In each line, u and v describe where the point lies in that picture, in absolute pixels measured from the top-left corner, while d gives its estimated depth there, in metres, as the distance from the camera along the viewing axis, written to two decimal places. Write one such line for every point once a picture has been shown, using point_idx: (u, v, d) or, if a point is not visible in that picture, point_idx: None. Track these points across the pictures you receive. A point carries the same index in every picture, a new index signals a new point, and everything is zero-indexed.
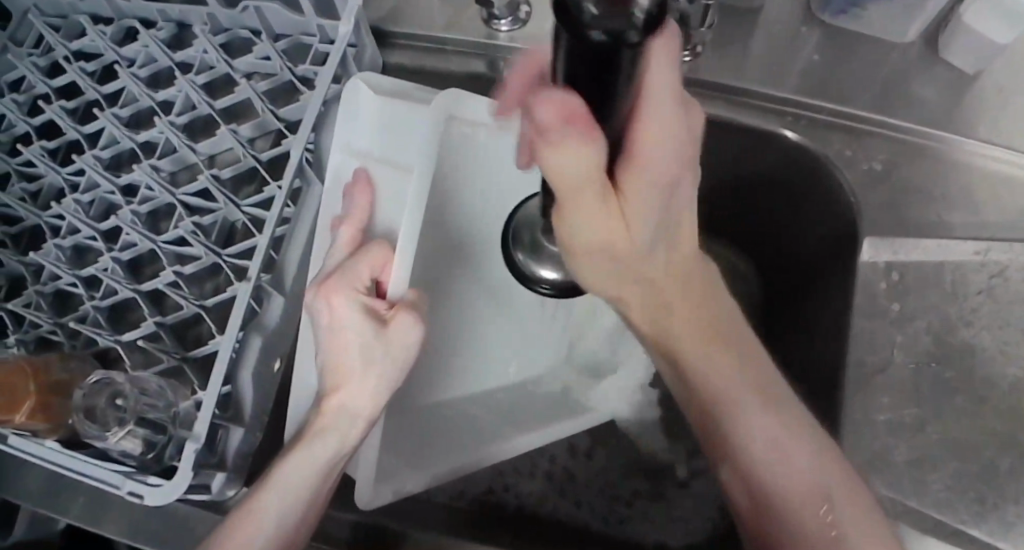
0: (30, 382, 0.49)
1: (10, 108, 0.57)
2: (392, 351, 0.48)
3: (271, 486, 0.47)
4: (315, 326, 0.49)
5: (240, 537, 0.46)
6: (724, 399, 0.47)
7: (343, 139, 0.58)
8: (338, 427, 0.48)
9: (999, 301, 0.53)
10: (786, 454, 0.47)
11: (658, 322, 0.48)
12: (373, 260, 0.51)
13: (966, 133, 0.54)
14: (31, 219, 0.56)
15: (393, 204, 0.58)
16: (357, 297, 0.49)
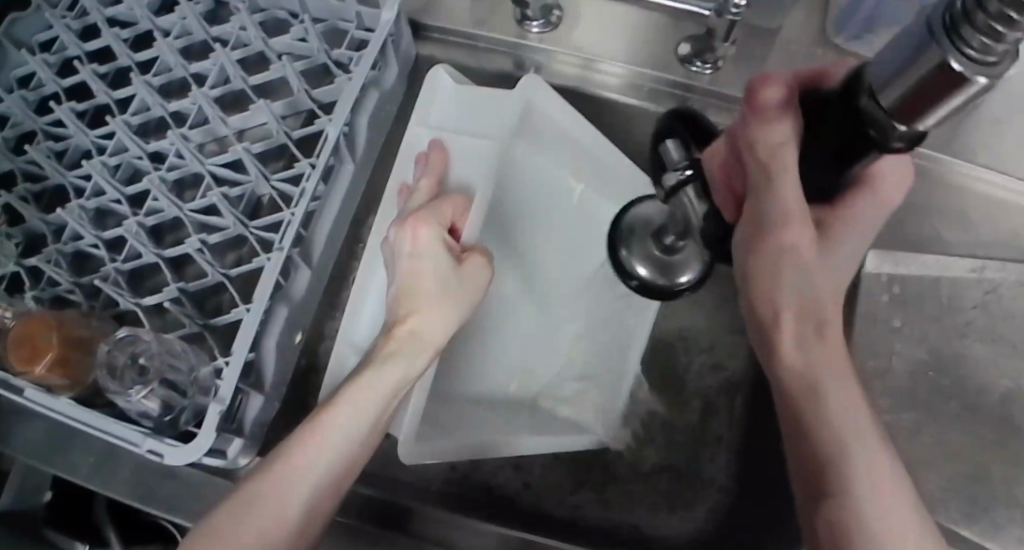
0: (53, 333, 0.49)
1: (40, 66, 0.57)
2: (467, 282, 0.54)
3: (339, 404, 0.49)
4: (395, 257, 0.54)
5: (302, 456, 0.47)
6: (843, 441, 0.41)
7: (421, 116, 0.64)
8: (405, 353, 0.51)
9: (991, 315, 0.57)
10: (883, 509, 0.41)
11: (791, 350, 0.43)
12: (452, 205, 0.57)
13: (964, 157, 0.57)
14: (54, 178, 0.56)
15: (470, 168, 0.63)
16: (441, 233, 0.54)
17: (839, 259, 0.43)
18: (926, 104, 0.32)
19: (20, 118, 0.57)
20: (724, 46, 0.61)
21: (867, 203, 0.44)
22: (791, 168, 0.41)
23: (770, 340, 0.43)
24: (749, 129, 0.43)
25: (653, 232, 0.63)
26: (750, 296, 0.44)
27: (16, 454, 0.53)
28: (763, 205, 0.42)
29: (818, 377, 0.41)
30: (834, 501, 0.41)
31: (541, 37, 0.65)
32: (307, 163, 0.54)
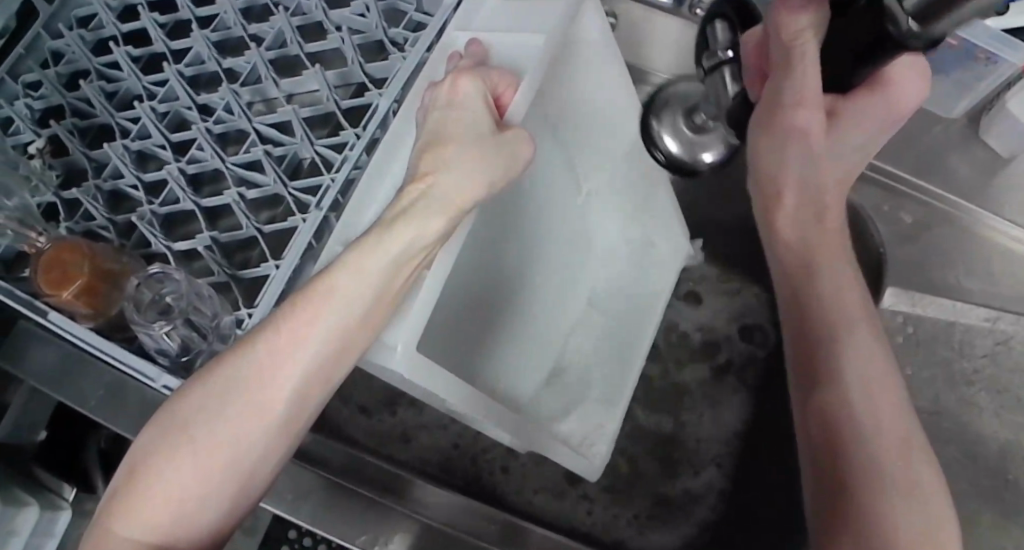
0: (85, 263, 0.49)
1: (102, 7, 0.58)
2: (507, 149, 0.48)
3: (326, 290, 0.44)
4: (431, 107, 0.51)
5: (292, 332, 0.44)
6: (828, 329, 0.47)
7: (461, 21, 0.56)
8: (420, 213, 0.45)
9: (1000, 366, 0.58)
10: (872, 402, 0.46)
11: (803, 238, 0.48)
12: (496, 76, 0.51)
13: (992, 210, 0.59)
14: (102, 117, 0.57)
15: (512, 47, 0.54)
16: (481, 89, 0.50)
17: (841, 149, 0.46)
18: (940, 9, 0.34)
19: (76, 56, 0.57)
20: None
21: (874, 105, 0.44)
22: (813, 57, 0.43)
23: (772, 219, 0.49)
24: (777, 22, 0.44)
25: (686, 107, 0.65)
26: (759, 165, 0.47)
27: (30, 377, 0.54)
28: (781, 90, 0.44)
29: (815, 264, 0.48)
30: (833, 389, 0.46)
31: None
32: (353, 133, 0.55)
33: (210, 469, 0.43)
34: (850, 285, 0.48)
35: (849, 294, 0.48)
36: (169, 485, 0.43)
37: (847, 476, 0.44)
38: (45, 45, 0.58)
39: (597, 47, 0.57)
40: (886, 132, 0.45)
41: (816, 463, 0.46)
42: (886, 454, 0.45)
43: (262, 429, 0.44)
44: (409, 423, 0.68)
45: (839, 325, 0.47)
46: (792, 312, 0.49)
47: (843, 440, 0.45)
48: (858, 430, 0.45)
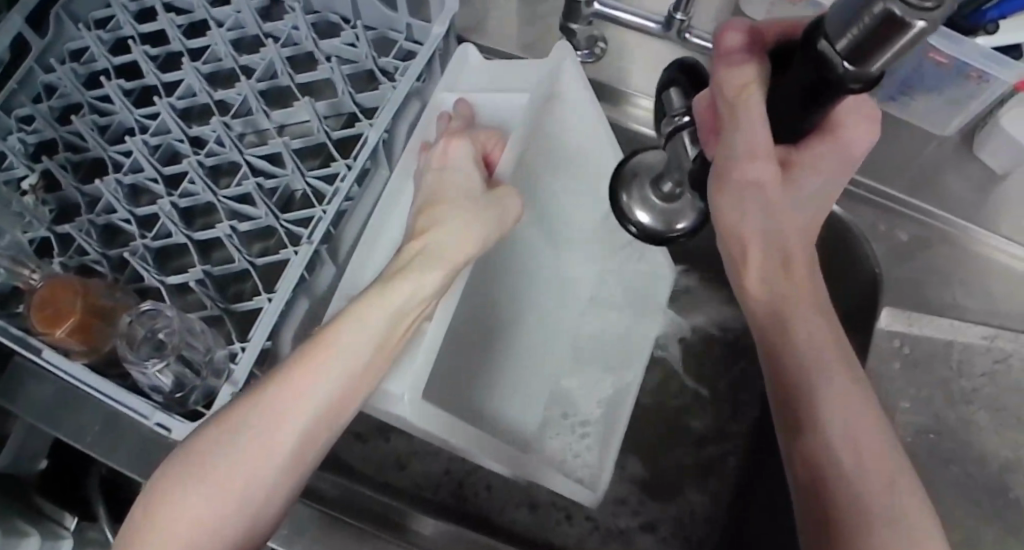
0: (78, 299, 0.50)
1: (94, 41, 0.58)
2: (499, 202, 0.51)
3: (327, 348, 0.44)
4: (427, 169, 0.55)
5: (303, 385, 0.44)
6: (804, 368, 0.44)
7: (448, 81, 0.59)
8: (417, 269, 0.47)
9: (997, 385, 0.58)
10: (858, 450, 0.42)
11: (774, 285, 0.45)
12: (484, 138, 0.56)
13: (989, 228, 0.59)
14: (94, 151, 0.57)
15: (502, 113, 0.59)
16: (472, 150, 0.54)
17: (797, 199, 0.43)
18: (868, 50, 0.30)
19: (68, 90, 0.57)
20: None
21: (829, 149, 0.42)
22: (756, 107, 0.39)
23: (738, 273, 0.46)
24: (715, 78, 0.41)
25: (652, 175, 0.55)
26: (719, 221, 0.43)
27: (26, 413, 0.54)
28: (730, 140, 0.41)
29: (785, 310, 0.45)
30: (813, 436, 0.43)
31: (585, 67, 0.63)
32: (344, 164, 0.54)
33: (226, 507, 0.42)
34: (828, 333, 0.44)
35: (836, 340, 0.45)
36: (188, 535, 0.42)
37: (838, 527, 0.41)
38: (38, 79, 0.58)
39: (577, 100, 0.60)
40: (841, 182, 0.44)
41: (817, 525, 0.42)
42: (878, 504, 0.41)
43: (268, 479, 0.43)
44: (404, 450, 0.68)
45: (816, 369, 0.44)
46: (778, 380, 0.45)
47: (828, 493, 0.42)
48: (842, 482, 0.42)
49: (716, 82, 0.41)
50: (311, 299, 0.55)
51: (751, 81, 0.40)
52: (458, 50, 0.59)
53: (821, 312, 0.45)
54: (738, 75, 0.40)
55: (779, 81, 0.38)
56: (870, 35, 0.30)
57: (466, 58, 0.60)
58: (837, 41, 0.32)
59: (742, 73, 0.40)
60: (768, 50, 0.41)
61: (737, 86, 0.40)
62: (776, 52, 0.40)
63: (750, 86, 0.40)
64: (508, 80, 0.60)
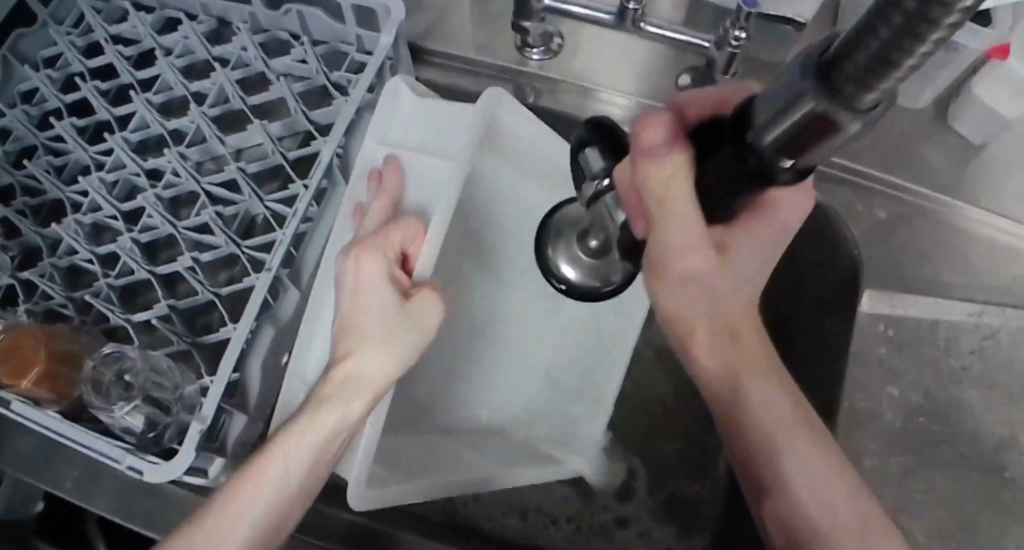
0: (41, 347, 0.49)
1: (43, 82, 0.57)
2: (415, 321, 0.49)
3: (266, 464, 0.46)
4: (339, 291, 0.50)
5: (227, 525, 0.44)
6: (769, 436, 0.44)
7: (377, 130, 0.58)
8: (341, 400, 0.47)
9: (988, 361, 0.57)
10: (833, 515, 0.43)
11: (728, 358, 0.44)
12: (403, 231, 0.52)
13: (969, 201, 0.57)
14: (52, 193, 0.56)
15: (431, 189, 0.58)
16: (388, 266, 0.50)
17: (738, 269, 0.43)
18: (802, 145, 0.27)
19: (22, 133, 0.57)
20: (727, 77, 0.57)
21: (762, 228, 0.43)
22: (688, 203, 0.37)
23: (688, 345, 0.46)
24: (637, 172, 0.38)
25: (576, 231, 0.56)
26: (662, 305, 0.45)
27: (9, 467, 0.54)
28: (664, 235, 0.40)
29: (742, 385, 0.44)
30: (787, 504, 0.44)
31: (542, 65, 0.61)
32: (300, 184, 0.54)
33: None
34: (784, 406, 0.44)
35: (801, 411, 0.45)
36: None
37: None
38: None
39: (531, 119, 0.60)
40: (775, 255, 0.44)
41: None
42: None
43: None
44: None
45: (778, 439, 0.44)
46: (738, 449, 0.46)
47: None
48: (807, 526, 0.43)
49: (631, 164, 0.39)
50: (276, 327, 0.54)
51: (677, 177, 0.37)
52: (387, 83, 0.57)
53: (776, 379, 0.45)
54: (659, 164, 0.37)
55: (702, 168, 0.36)
56: (796, 140, 0.27)
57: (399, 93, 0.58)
58: (766, 143, 0.29)
59: (655, 164, 0.37)
60: (689, 136, 0.37)
61: (652, 181, 0.38)
62: (699, 138, 0.36)
63: (674, 176, 0.37)
64: (445, 132, 0.59)
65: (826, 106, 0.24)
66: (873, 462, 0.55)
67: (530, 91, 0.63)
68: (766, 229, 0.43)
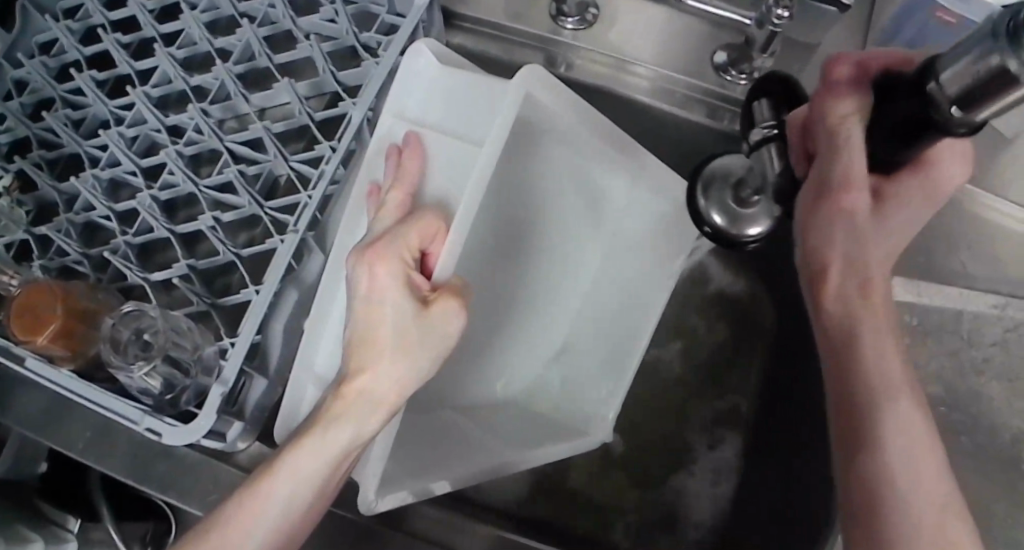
0: (57, 304, 0.48)
1: (63, 32, 0.55)
2: (428, 332, 0.48)
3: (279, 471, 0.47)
4: (353, 295, 0.49)
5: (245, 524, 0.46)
6: (871, 388, 0.44)
7: (397, 103, 0.56)
8: (354, 415, 0.47)
9: (1010, 354, 0.57)
10: (915, 481, 0.43)
11: (853, 307, 0.45)
12: (421, 227, 0.50)
13: (999, 193, 0.57)
14: (70, 147, 0.54)
15: (451, 179, 0.55)
16: (402, 272, 0.48)
17: (890, 230, 0.44)
18: (982, 99, 0.33)
19: (39, 84, 0.55)
20: (764, 57, 0.57)
21: (918, 184, 0.44)
22: (856, 140, 0.42)
23: (816, 283, 0.47)
24: (822, 107, 0.43)
25: (732, 183, 0.53)
26: (805, 240, 0.46)
27: (15, 424, 0.54)
28: (829, 167, 0.43)
29: (859, 336, 0.45)
30: (871, 454, 0.44)
31: (576, 34, 0.60)
32: (328, 146, 0.52)
33: None
34: (894, 363, 0.45)
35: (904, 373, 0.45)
36: None
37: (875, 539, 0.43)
38: (7, 75, 0.55)
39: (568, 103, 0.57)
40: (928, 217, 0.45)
41: (855, 511, 0.45)
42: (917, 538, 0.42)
43: None
44: None
45: (883, 390, 0.44)
46: (838, 388, 0.46)
47: (879, 513, 0.43)
48: (883, 471, 0.44)
49: (816, 101, 0.44)
50: (299, 290, 0.53)
51: (850, 115, 0.42)
52: (409, 50, 0.55)
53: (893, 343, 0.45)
54: (835, 105, 0.43)
55: (880, 111, 0.41)
56: (985, 81, 0.32)
57: (420, 57, 0.55)
58: (946, 87, 0.35)
59: (841, 102, 0.43)
60: (872, 83, 0.43)
61: (834, 115, 0.43)
62: (881, 83, 0.41)
63: (851, 116, 0.42)
64: (476, 110, 0.57)
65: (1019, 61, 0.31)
66: None
67: (562, 61, 0.61)
68: (927, 193, 0.45)
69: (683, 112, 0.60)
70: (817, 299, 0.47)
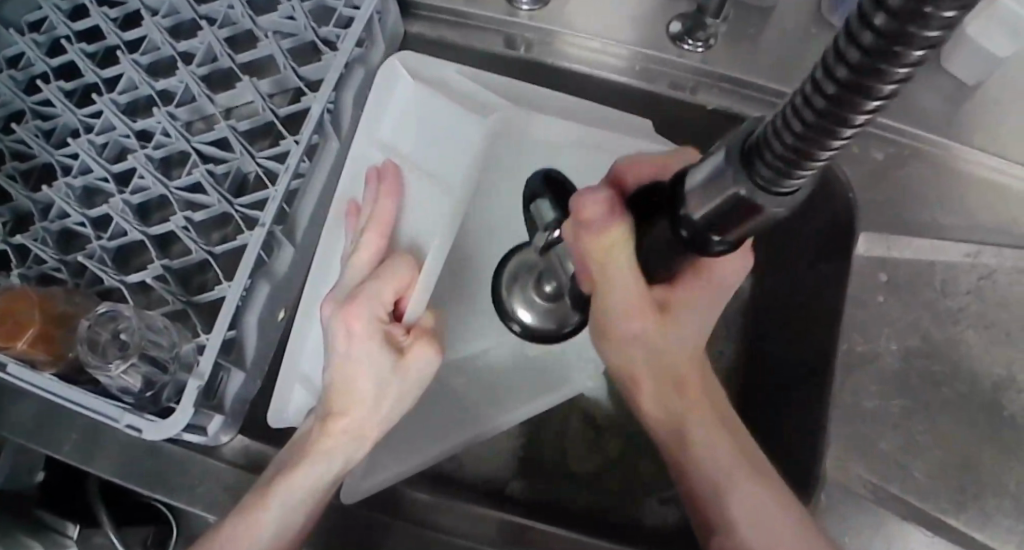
0: (35, 309, 0.49)
1: (29, 46, 0.56)
2: (408, 378, 0.51)
3: (271, 499, 0.50)
4: (331, 346, 0.51)
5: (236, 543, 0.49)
6: (702, 447, 0.49)
7: (369, 127, 0.58)
8: (340, 448, 0.51)
9: (983, 301, 0.58)
10: (776, 539, 0.46)
11: (662, 381, 0.50)
12: (396, 280, 0.52)
13: (963, 140, 0.58)
14: (42, 157, 0.55)
15: (424, 220, 0.57)
16: (379, 326, 0.50)
17: (680, 336, 0.49)
18: (731, 217, 0.32)
19: (9, 98, 0.56)
20: (718, 23, 0.58)
21: (704, 287, 0.48)
22: (629, 266, 0.44)
23: (637, 399, 0.52)
24: (584, 240, 0.44)
25: (534, 277, 0.64)
26: (612, 361, 0.51)
27: (8, 432, 0.56)
28: (608, 294, 0.46)
29: (682, 414, 0.50)
30: (721, 510, 0.48)
31: (532, 14, 0.61)
32: (292, 140, 0.53)
33: None
34: (726, 448, 0.49)
35: (729, 423, 0.51)
36: None
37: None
38: None
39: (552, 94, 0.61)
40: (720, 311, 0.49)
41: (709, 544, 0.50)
42: None
43: None
44: None
45: (721, 484, 0.48)
46: (673, 442, 0.50)
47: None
48: (733, 528, 0.48)
49: (575, 226, 0.45)
50: (272, 284, 0.53)
51: (603, 227, 0.43)
52: (382, 67, 0.58)
53: (713, 414, 0.51)
54: (586, 234, 0.44)
55: (642, 233, 0.41)
56: (728, 212, 0.32)
57: (396, 76, 0.58)
58: (694, 218, 0.35)
59: (594, 234, 0.43)
60: (627, 208, 0.43)
61: (594, 243, 0.44)
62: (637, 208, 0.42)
63: (612, 250, 0.43)
64: (450, 123, 0.58)
65: (749, 189, 0.29)
66: (870, 403, 0.56)
67: (522, 43, 0.62)
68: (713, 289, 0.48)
69: (647, 85, 0.61)
70: (642, 410, 0.52)
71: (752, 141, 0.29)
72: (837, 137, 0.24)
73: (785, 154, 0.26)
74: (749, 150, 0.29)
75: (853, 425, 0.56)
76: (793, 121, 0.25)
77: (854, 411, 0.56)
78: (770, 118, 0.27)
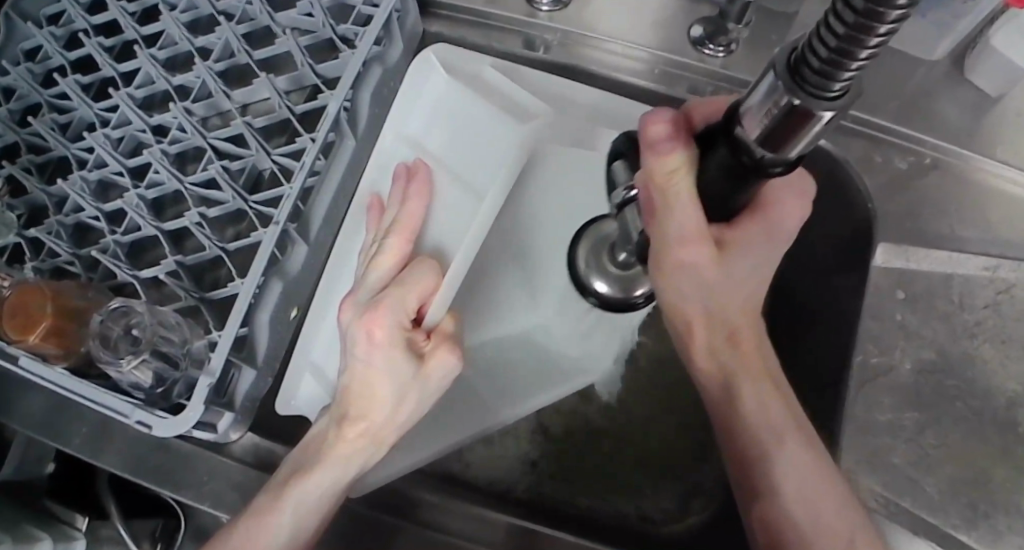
0: (48, 304, 0.49)
1: (46, 38, 0.56)
2: (427, 385, 0.51)
3: (287, 501, 0.50)
4: (352, 348, 0.50)
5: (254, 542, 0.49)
6: (752, 407, 0.49)
7: (397, 125, 0.59)
8: (362, 446, 0.51)
9: (1001, 315, 0.58)
10: (814, 502, 0.48)
11: (715, 338, 0.49)
12: (420, 288, 0.51)
13: (984, 152, 0.58)
14: (57, 150, 0.55)
15: (448, 227, 0.57)
16: (401, 329, 0.50)
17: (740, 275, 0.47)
18: (797, 133, 0.31)
19: (26, 90, 0.56)
20: (740, 28, 0.58)
21: (761, 230, 0.46)
22: (689, 197, 0.41)
23: (687, 343, 0.51)
24: (646, 164, 0.42)
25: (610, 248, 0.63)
26: (664, 300, 0.48)
27: (20, 424, 0.56)
28: (665, 224, 0.43)
29: (734, 371, 0.49)
30: (764, 468, 0.49)
31: (552, 16, 0.60)
32: (307, 138, 0.52)
33: None
34: (774, 404, 0.49)
35: (781, 384, 0.50)
36: None
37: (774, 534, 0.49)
38: None
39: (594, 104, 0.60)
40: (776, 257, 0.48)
41: (746, 493, 0.51)
42: None
43: None
44: None
45: (767, 441, 0.49)
46: (723, 396, 0.50)
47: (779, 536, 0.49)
48: (775, 491, 0.49)
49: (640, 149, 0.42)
50: (283, 283, 0.53)
51: (671, 157, 0.40)
52: (417, 62, 0.59)
53: (765, 375, 0.50)
54: (650, 156, 0.41)
55: (710, 157, 0.39)
56: (789, 124, 0.31)
57: (431, 71, 0.60)
58: (763, 131, 0.33)
59: (659, 163, 0.41)
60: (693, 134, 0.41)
61: (658, 170, 0.41)
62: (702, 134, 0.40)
63: (675, 180, 0.41)
64: (483, 124, 0.60)
65: (803, 95, 0.29)
66: (884, 416, 0.56)
67: (541, 44, 0.61)
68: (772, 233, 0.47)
69: (666, 89, 0.60)
70: (692, 358, 0.51)
71: (795, 55, 0.30)
72: (875, 34, 0.25)
73: (831, 58, 0.27)
74: (793, 63, 0.30)
75: (865, 437, 0.55)
76: (835, 25, 0.26)
77: (867, 424, 0.56)
78: (812, 27, 0.28)
